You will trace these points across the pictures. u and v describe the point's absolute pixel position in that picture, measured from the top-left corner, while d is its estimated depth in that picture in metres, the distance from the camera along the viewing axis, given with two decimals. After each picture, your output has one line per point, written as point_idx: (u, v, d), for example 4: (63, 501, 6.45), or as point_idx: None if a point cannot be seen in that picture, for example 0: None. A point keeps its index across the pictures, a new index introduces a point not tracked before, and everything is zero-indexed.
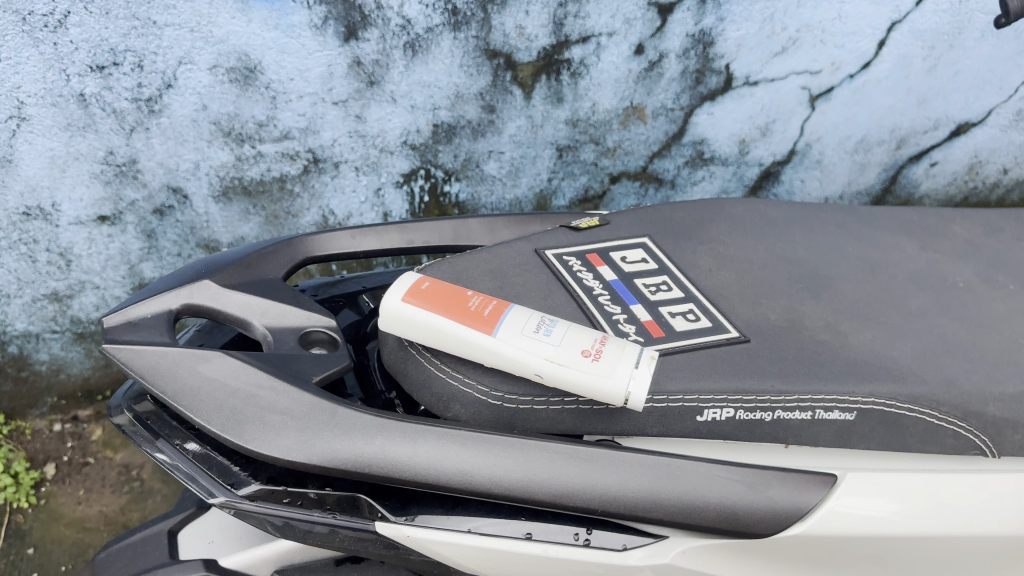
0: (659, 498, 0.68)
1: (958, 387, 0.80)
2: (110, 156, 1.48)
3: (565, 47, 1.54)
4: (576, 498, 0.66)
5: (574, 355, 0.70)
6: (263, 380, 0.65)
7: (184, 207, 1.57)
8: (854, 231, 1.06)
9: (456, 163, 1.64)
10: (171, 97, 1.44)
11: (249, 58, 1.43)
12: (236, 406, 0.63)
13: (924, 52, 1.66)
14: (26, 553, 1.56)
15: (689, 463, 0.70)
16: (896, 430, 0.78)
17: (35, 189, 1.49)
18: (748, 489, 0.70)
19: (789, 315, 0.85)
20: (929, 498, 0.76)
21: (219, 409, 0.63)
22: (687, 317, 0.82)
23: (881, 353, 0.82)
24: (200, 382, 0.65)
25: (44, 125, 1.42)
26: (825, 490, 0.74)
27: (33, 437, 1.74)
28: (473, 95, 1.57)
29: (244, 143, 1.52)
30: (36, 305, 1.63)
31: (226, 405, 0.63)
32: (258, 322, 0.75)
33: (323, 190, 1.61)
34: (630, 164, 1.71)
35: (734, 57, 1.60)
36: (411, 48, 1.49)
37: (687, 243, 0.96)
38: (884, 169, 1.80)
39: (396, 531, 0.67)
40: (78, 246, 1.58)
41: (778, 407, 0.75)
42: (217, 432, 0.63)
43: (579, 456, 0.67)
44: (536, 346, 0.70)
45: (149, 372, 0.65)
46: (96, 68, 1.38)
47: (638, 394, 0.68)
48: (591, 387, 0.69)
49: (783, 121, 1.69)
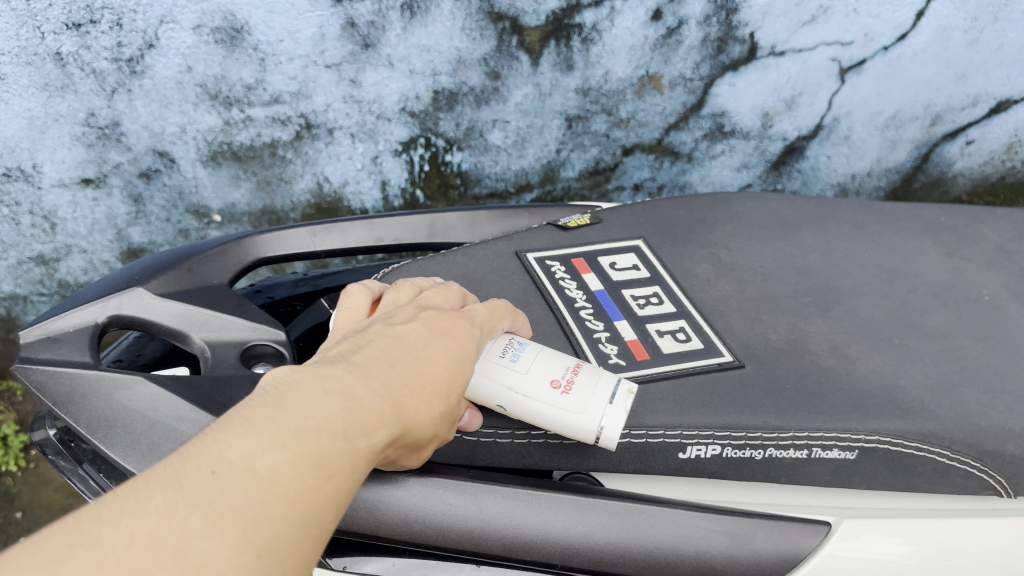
0: (628, 552, 0.61)
1: (974, 422, 0.70)
2: (91, 118, 1.40)
3: (576, 11, 1.43)
4: (532, 552, 0.60)
5: (542, 386, 0.62)
6: (186, 412, 0.58)
7: (171, 170, 1.50)
8: (871, 233, 0.97)
9: (457, 132, 1.55)
10: (153, 57, 1.36)
11: (235, 18, 1.34)
12: (155, 441, 0.56)
13: (965, 24, 1.53)
14: (14, 517, 1.53)
15: (665, 510, 0.63)
16: (902, 470, 0.70)
17: (14, 150, 1.42)
18: (730, 540, 0.63)
19: (792, 335, 0.77)
20: (935, 545, 0.69)
21: (135, 445, 0.56)
22: (676, 337, 0.75)
23: (890, 383, 0.73)
24: (117, 412, 0.58)
25: (20, 84, 1.35)
26: (820, 537, 0.66)
27: (24, 399, 1.71)
28: (477, 60, 1.46)
29: (232, 106, 1.44)
30: (22, 268, 1.58)
31: (143, 440, 0.56)
32: (196, 335, 0.70)
33: (318, 157, 1.53)
34: (644, 135, 1.61)
35: (758, 25, 1.49)
36: (409, 9, 1.39)
37: (684, 249, 0.89)
38: (917, 146, 1.69)
39: None
40: (63, 209, 1.51)
41: (771, 445, 0.67)
42: (131, 471, 0.55)
43: (538, 502, 0.61)
44: (500, 375, 0.63)
45: (63, 400, 0.59)
46: (73, 25, 1.30)
47: (611, 432, 0.61)
48: (559, 421, 0.62)
49: (810, 94, 1.58)
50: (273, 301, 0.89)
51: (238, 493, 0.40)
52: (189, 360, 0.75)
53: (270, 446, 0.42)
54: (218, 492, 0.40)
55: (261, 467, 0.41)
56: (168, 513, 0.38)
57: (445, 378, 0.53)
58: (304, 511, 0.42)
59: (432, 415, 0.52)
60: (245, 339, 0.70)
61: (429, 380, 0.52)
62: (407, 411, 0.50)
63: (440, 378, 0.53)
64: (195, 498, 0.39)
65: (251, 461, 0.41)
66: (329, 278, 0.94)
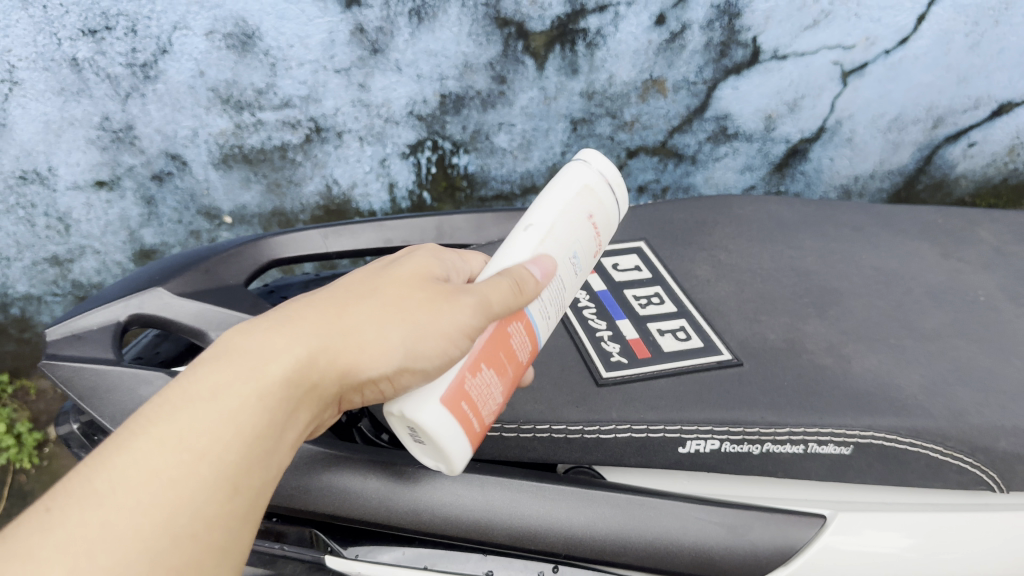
0: (629, 541, 0.64)
1: (966, 420, 0.73)
2: (105, 122, 1.43)
3: (581, 16, 1.45)
4: (537, 541, 0.63)
5: None
6: None
7: (183, 173, 1.53)
8: (869, 235, 0.99)
9: (464, 135, 1.58)
10: (167, 62, 1.38)
11: (246, 23, 1.36)
12: None
13: (966, 28, 1.55)
14: None
15: (665, 503, 0.66)
16: (895, 466, 0.71)
17: (31, 153, 1.45)
18: (727, 531, 0.66)
19: (790, 335, 0.80)
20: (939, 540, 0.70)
21: None
22: (677, 336, 0.78)
23: (885, 381, 0.75)
24: (139, 405, 0.61)
25: (37, 89, 1.38)
26: (815, 529, 0.69)
27: (37, 397, 1.75)
28: (483, 64, 1.49)
29: (243, 110, 1.46)
30: (36, 269, 1.61)
31: None
32: None
33: (327, 159, 1.56)
34: (648, 138, 1.64)
35: (761, 29, 1.50)
36: (417, 15, 1.41)
37: (685, 251, 0.92)
38: (918, 148, 1.71)
39: (347, 565, 0.64)
40: (77, 211, 1.54)
41: (768, 440, 0.69)
42: None
43: (543, 493, 0.64)
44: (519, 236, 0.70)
45: (89, 394, 0.61)
46: (88, 31, 1.33)
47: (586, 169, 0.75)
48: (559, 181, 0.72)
49: (813, 97, 1.60)
50: (286, 299, 0.92)
51: (98, 502, 0.46)
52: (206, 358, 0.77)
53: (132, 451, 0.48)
54: (84, 505, 0.46)
55: (124, 471, 0.47)
56: (38, 538, 0.45)
57: (350, 326, 0.57)
58: (180, 491, 0.48)
59: (346, 348, 0.56)
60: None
61: (324, 321, 0.56)
62: (298, 352, 0.54)
63: (343, 326, 0.56)
64: (67, 513, 0.45)
65: (110, 471, 0.47)
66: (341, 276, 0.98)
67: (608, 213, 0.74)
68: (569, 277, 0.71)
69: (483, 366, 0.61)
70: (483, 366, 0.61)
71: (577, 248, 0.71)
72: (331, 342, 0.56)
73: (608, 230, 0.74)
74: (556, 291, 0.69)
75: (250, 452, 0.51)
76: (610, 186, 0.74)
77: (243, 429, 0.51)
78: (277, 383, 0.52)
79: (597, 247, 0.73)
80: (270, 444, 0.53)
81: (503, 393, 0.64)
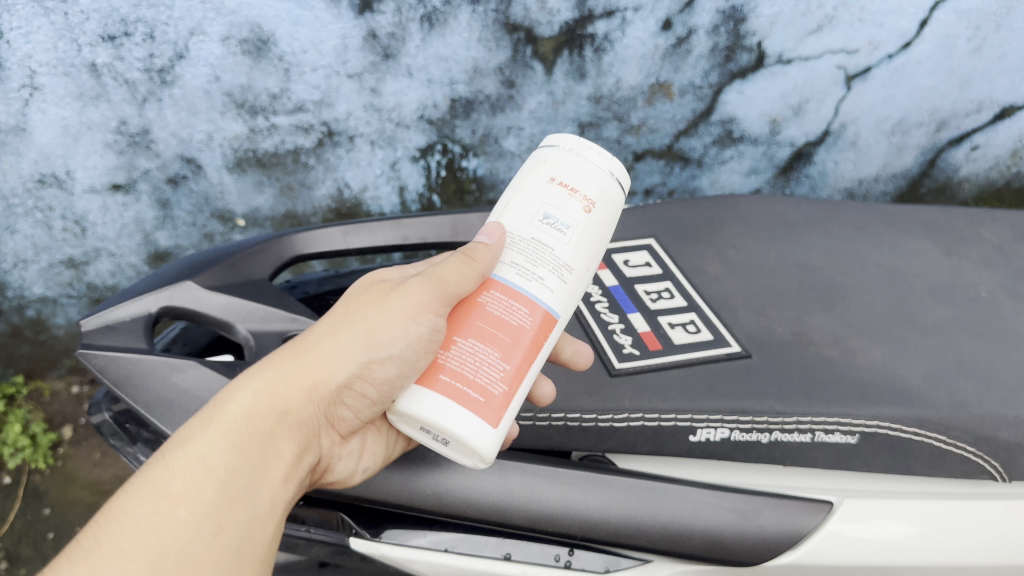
0: (643, 523, 0.66)
1: (968, 410, 0.75)
2: (122, 126, 1.46)
3: (589, 22, 1.47)
4: (555, 522, 0.65)
5: None
6: None
7: (197, 176, 1.56)
8: (874, 233, 1.01)
9: (473, 138, 1.60)
10: (183, 68, 1.41)
11: (261, 29, 1.38)
12: None
13: (969, 33, 1.57)
14: (42, 514, 1.56)
15: (677, 488, 0.68)
16: (900, 455, 0.74)
17: (49, 157, 1.48)
18: (738, 516, 0.68)
19: (796, 328, 0.82)
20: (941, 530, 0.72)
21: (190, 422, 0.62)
22: (687, 328, 0.80)
23: (889, 373, 0.77)
24: (172, 393, 0.64)
25: (56, 94, 1.41)
26: (822, 516, 0.71)
27: (51, 398, 1.77)
28: (492, 69, 1.51)
29: (257, 115, 1.49)
30: (52, 271, 1.64)
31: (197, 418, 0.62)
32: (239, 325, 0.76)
33: (338, 163, 1.59)
34: (655, 142, 1.66)
35: (766, 34, 1.52)
36: (428, 21, 1.43)
37: (694, 248, 0.94)
38: (922, 151, 1.73)
39: (371, 545, 0.67)
40: (93, 214, 1.57)
41: (776, 428, 0.71)
42: None
43: (560, 477, 0.66)
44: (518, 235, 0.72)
45: (123, 380, 0.64)
46: (107, 38, 1.36)
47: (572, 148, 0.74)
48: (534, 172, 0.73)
49: (817, 101, 1.62)
50: (307, 294, 0.95)
51: (94, 558, 0.55)
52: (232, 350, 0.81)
53: (123, 512, 0.57)
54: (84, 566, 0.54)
55: (112, 531, 0.56)
56: None
57: (306, 358, 0.65)
58: (164, 535, 0.56)
59: (301, 373, 0.64)
60: (284, 330, 0.75)
61: (280, 359, 0.65)
62: (254, 387, 0.62)
63: (299, 362, 0.65)
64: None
65: (105, 532, 0.56)
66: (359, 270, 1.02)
67: (587, 166, 0.69)
68: (551, 239, 0.67)
69: (467, 341, 0.65)
70: (466, 340, 0.65)
71: (549, 210, 0.68)
72: (288, 373, 0.64)
73: (595, 182, 0.69)
74: (535, 256, 0.67)
75: (228, 484, 0.59)
76: (579, 146, 0.70)
77: (216, 468, 0.59)
78: (239, 422, 0.61)
79: (583, 198, 0.68)
80: (252, 477, 0.60)
81: (507, 358, 0.65)
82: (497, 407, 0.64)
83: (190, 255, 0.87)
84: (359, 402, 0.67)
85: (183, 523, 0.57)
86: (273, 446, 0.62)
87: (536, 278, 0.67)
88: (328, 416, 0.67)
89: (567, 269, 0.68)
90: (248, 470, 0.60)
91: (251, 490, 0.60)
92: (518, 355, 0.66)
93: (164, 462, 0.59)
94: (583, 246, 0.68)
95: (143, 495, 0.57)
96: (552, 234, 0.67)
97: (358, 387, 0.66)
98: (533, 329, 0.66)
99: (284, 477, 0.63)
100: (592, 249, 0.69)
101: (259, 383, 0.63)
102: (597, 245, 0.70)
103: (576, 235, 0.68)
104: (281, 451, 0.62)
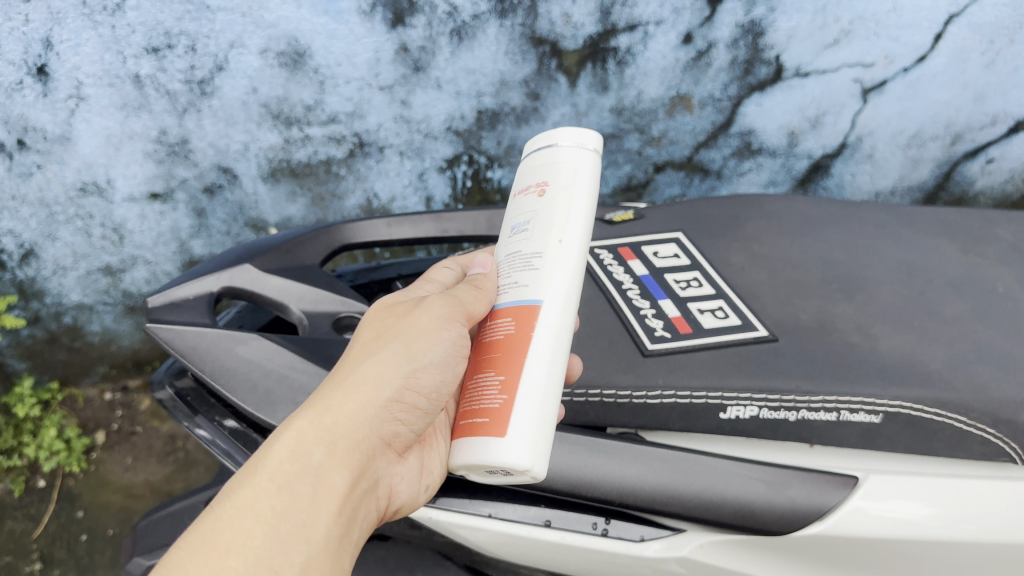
0: (676, 493, 0.72)
1: (988, 394, 0.76)
2: (162, 136, 1.51)
3: (612, 35, 1.51)
4: (592, 489, 0.72)
5: None
6: (295, 363, 0.73)
7: (233, 186, 1.60)
8: (894, 231, 1.05)
9: (499, 149, 1.65)
10: (222, 79, 1.46)
11: (298, 43, 1.43)
12: (270, 387, 0.71)
13: (982, 47, 1.60)
14: (76, 516, 1.58)
15: (709, 460, 0.73)
16: (921, 435, 0.76)
17: (91, 166, 1.52)
18: (767, 488, 0.72)
19: (821, 315, 0.85)
20: (965, 507, 0.74)
21: (254, 389, 0.71)
22: (716, 314, 0.84)
23: (909, 357, 0.80)
24: (237, 362, 0.73)
25: (100, 104, 1.45)
26: (846, 491, 0.74)
27: (85, 405, 1.81)
28: (518, 82, 1.56)
29: (292, 126, 1.54)
30: (89, 279, 1.68)
31: (260, 386, 0.71)
32: (294, 306, 0.88)
33: (368, 173, 1.64)
34: (675, 153, 1.70)
35: (784, 47, 1.56)
36: (458, 35, 1.48)
37: (720, 241, 0.99)
38: (937, 164, 1.77)
39: (421, 512, 0.77)
40: (131, 222, 1.62)
41: (803, 407, 0.74)
42: (252, 411, 0.70)
43: (598, 448, 0.73)
44: None
45: (190, 352, 0.74)
46: (151, 50, 1.40)
47: None
48: None
49: (834, 114, 1.65)
50: (353, 282, 1.06)
51: None
52: (284, 330, 0.94)
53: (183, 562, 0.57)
54: None
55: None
56: None
57: (343, 387, 0.67)
58: None
59: (346, 400, 0.66)
60: (336, 311, 0.89)
61: (321, 394, 0.67)
62: (297, 425, 0.63)
63: (337, 392, 0.67)
64: None
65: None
66: (400, 262, 1.13)
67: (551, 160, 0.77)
68: (520, 243, 0.75)
69: (475, 379, 0.70)
70: (475, 380, 0.70)
71: (517, 223, 0.76)
72: (330, 406, 0.66)
73: (544, 169, 0.76)
74: (512, 267, 0.74)
75: (280, 525, 0.59)
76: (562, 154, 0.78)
77: (267, 512, 0.60)
78: (287, 462, 0.62)
79: (536, 188, 0.76)
80: (305, 513, 0.61)
81: (504, 369, 0.68)
82: (501, 417, 0.65)
83: (248, 242, 0.99)
84: (409, 416, 0.70)
85: (236, 571, 0.56)
86: (323, 479, 0.63)
87: (512, 284, 0.72)
88: (380, 438, 0.69)
89: (537, 255, 0.72)
90: (299, 507, 0.61)
91: (304, 525, 0.60)
92: (513, 360, 0.68)
93: (218, 513, 0.60)
94: (546, 226, 0.73)
95: (199, 544, 0.58)
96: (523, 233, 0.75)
97: (405, 401, 0.69)
98: (518, 330, 0.69)
99: (339, 509, 0.63)
100: (561, 220, 0.72)
101: (302, 419, 0.64)
102: (563, 213, 0.73)
103: (536, 223, 0.74)
104: (333, 482, 0.63)
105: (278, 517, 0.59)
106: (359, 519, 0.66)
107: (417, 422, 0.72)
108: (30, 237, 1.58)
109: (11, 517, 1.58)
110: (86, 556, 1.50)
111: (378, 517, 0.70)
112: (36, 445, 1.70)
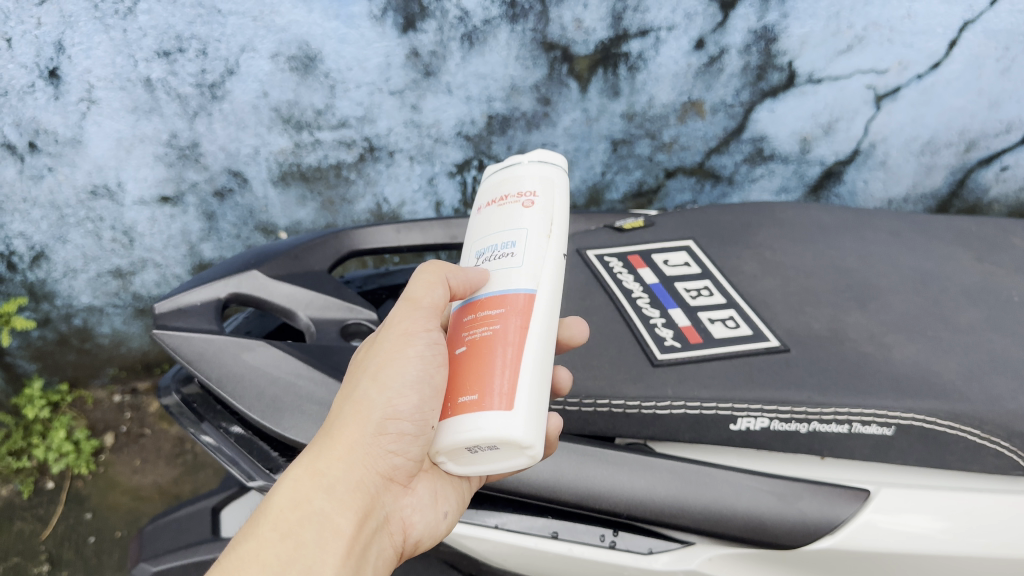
0: (685, 505, 0.72)
1: (1003, 406, 0.75)
2: (173, 139, 1.51)
3: (624, 41, 1.51)
4: (600, 501, 0.72)
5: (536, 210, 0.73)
6: (302, 370, 0.73)
7: (243, 190, 1.60)
8: (907, 240, 1.04)
9: (509, 154, 1.64)
10: (233, 83, 1.46)
11: (309, 47, 1.43)
12: (276, 394, 0.71)
13: (997, 53, 1.58)
14: (84, 518, 1.58)
15: (719, 472, 0.73)
16: (936, 448, 0.74)
17: (102, 169, 1.52)
18: (778, 500, 0.72)
19: (833, 325, 0.84)
20: (978, 520, 0.73)
21: (260, 397, 0.71)
22: (726, 324, 0.83)
23: (923, 367, 0.79)
24: (243, 369, 0.72)
25: (111, 108, 1.45)
26: (858, 504, 0.73)
27: (94, 406, 1.82)
28: (529, 87, 1.55)
29: (302, 130, 1.54)
30: (100, 281, 1.68)
31: (267, 393, 0.71)
32: (302, 312, 0.88)
33: (378, 178, 1.64)
34: (686, 159, 1.69)
35: (797, 54, 1.55)
36: (468, 40, 1.47)
37: (731, 249, 0.99)
38: (951, 171, 1.75)
39: None
40: (141, 225, 1.62)
41: (814, 419, 0.73)
42: (258, 419, 0.70)
43: (606, 459, 0.73)
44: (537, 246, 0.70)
45: (196, 358, 0.73)
46: (162, 53, 1.40)
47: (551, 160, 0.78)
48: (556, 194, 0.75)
49: (847, 120, 1.64)
50: (360, 288, 1.06)
51: None
52: (292, 336, 0.94)
53: None
54: None
55: None
56: None
57: (332, 428, 0.66)
58: None
59: (333, 443, 0.65)
60: (344, 318, 0.89)
61: (314, 440, 0.66)
62: (292, 473, 0.63)
63: (326, 434, 0.66)
64: None
65: None
66: (409, 267, 1.13)
67: (563, 208, 0.75)
68: None
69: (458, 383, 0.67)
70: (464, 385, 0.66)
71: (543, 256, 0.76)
72: (324, 449, 0.65)
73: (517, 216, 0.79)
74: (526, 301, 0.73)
75: (287, 573, 0.58)
76: (553, 177, 0.76)
77: (272, 563, 0.58)
78: (285, 510, 0.61)
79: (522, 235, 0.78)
80: (311, 560, 0.59)
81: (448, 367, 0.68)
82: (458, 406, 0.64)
83: (257, 248, 0.99)
84: (403, 445, 0.67)
85: None
86: (326, 523, 0.62)
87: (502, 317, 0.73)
88: (379, 471, 0.67)
89: None
90: (305, 554, 0.60)
91: (311, 572, 0.59)
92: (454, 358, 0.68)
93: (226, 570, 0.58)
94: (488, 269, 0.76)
95: None
96: (513, 259, 0.69)
97: (393, 429, 0.66)
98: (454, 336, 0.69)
99: (347, 550, 0.62)
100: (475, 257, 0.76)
101: (297, 466, 0.63)
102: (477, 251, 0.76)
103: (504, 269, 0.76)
104: (336, 525, 0.62)
105: (281, 565, 0.58)
106: (372, 559, 0.64)
107: (416, 449, 0.67)
108: (41, 239, 1.59)
109: (19, 518, 1.58)
110: (95, 556, 1.50)
111: (396, 553, 0.68)
112: (45, 446, 1.70)
